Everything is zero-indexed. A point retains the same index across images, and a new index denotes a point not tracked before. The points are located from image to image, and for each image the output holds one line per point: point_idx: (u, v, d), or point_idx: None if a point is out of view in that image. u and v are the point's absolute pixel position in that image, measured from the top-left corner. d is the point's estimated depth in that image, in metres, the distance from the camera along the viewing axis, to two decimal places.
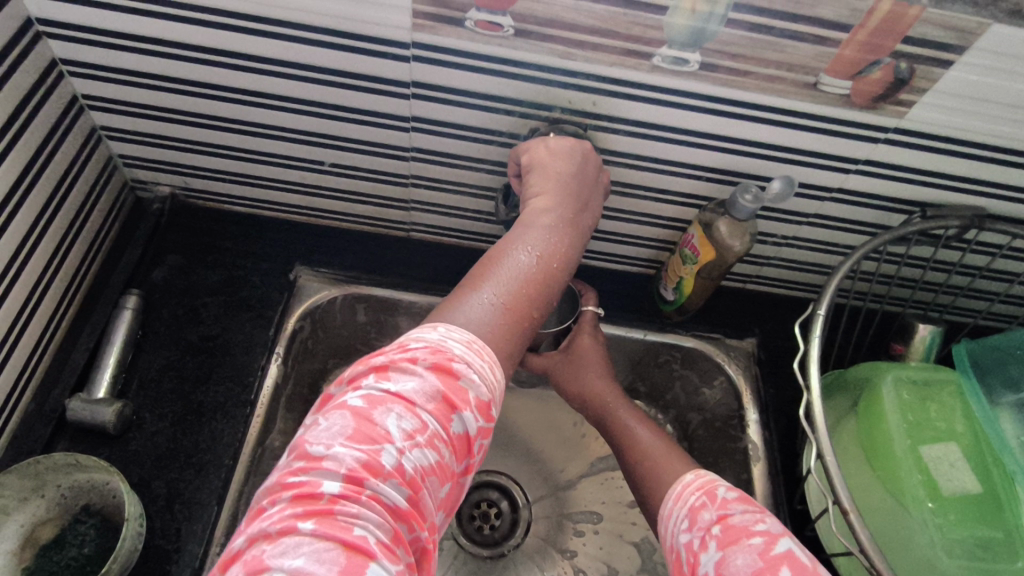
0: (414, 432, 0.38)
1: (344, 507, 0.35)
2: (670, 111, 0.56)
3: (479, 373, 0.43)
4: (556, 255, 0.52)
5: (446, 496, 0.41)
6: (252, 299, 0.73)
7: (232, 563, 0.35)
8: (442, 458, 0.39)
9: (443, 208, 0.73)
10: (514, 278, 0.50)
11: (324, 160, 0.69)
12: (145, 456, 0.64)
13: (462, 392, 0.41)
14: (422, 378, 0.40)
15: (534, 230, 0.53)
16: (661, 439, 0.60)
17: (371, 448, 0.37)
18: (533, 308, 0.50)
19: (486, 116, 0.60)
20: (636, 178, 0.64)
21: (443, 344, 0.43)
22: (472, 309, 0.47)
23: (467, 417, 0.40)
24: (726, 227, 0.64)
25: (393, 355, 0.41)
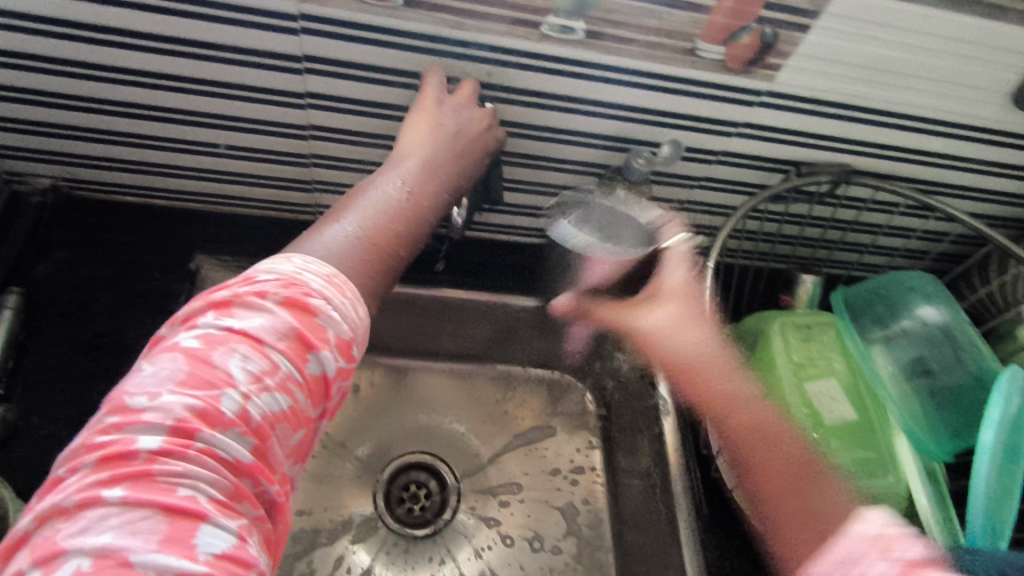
0: (262, 374, 0.36)
1: (164, 466, 0.32)
2: (563, 80, 0.58)
3: (340, 310, 0.41)
4: (425, 191, 0.53)
5: (298, 443, 0.39)
6: (149, 291, 0.70)
7: (19, 549, 0.30)
8: (296, 404, 0.38)
9: (348, 188, 0.72)
10: (378, 206, 0.50)
11: (219, 142, 0.67)
12: (32, 462, 0.60)
13: (319, 329, 0.39)
14: (273, 315, 0.38)
15: (404, 167, 0.53)
16: None
17: (207, 393, 0.34)
18: (395, 237, 0.50)
19: (383, 90, 0.60)
20: (537, 148, 0.66)
21: (297, 276, 0.40)
22: (328, 238, 0.46)
23: (325, 357, 0.39)
24: (624, 192, 0.67)
25: (238, 289, 0.39)
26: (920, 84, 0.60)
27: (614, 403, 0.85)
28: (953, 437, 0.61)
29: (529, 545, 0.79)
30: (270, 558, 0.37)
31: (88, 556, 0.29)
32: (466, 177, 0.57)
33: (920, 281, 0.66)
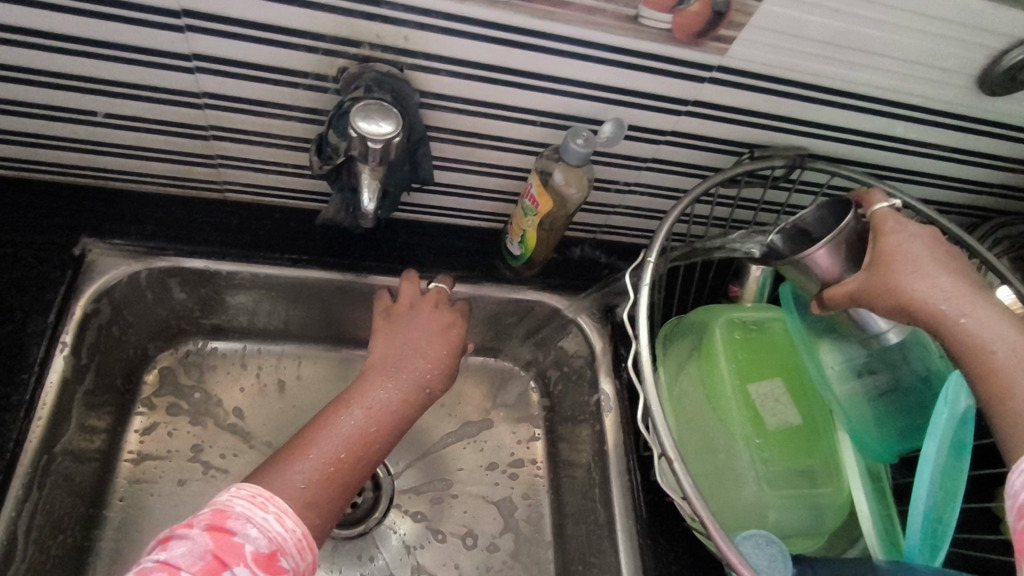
0: None
1: None
2: (493, 48, 0.51)
3: (259, 525, 0.48)
4: (384, 413, 0.59)
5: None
6: (24, 279, 0.61)
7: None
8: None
9: (258, 164, 0.64)
10: (338, 438, 0.57)
11: (99, 110, 0.57)
12: None
13: (234, 548, 0.46)
14: (195, 541, 0.46)
15: (368, 399, 0.60)
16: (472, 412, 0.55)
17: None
18: (355, 464, 0.56)
19: (284, 54, 0.52)
20: (467, 124, 0.59)
21: (227, 505, 0.49)
22: (288, 474, 0.53)
23: (240, 572, 0.45)
24: (562, 175, 0.61)
25: (174, 540, 0.46)
26: (882, 63, 0.55)
27: (558, 395, 0.80)
28: (897, 438, 0.58)
29: (465, 544, 0.75)
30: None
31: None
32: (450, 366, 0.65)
33: None
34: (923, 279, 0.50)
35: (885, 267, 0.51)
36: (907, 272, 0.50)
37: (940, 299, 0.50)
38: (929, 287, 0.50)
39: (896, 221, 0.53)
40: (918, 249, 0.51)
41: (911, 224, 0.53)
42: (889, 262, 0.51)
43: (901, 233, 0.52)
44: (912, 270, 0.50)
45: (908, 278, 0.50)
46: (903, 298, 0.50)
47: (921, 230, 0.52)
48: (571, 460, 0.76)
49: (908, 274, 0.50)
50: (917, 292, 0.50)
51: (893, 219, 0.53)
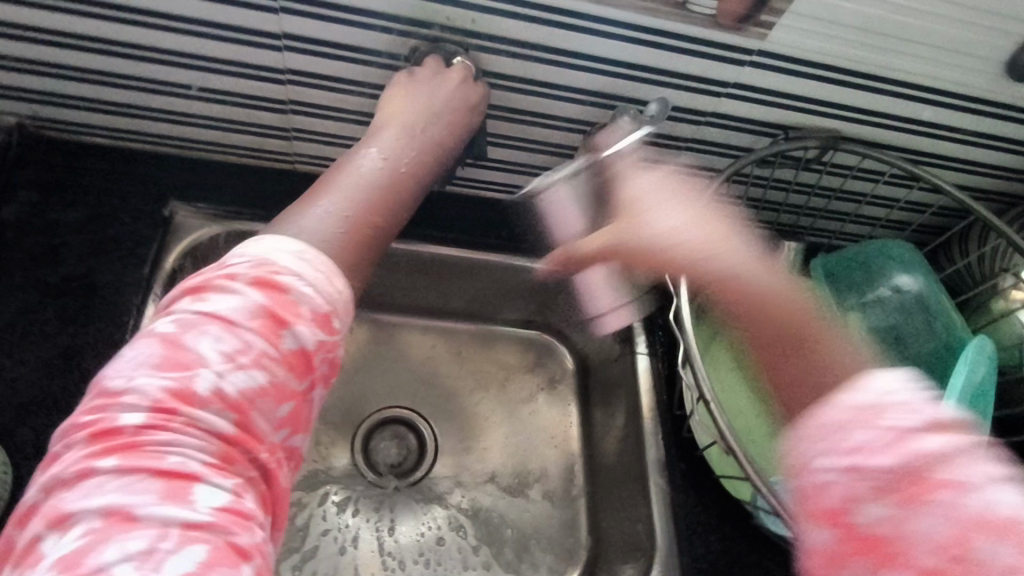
0: (235, 353, 0.38)
1: (152, 437, 0.35)
2: (550, 31, 0.57)
3: (313, 285, 0.42)
4: (365, 199, 0.52)
5: (294, 414, 0.40)
6: (120, 236, 0.67)
7: (30, 515, 0.34)
8: (275, 377, 0.39)
9: (329, 136, 0.70)
10: (357, 185, 0.52)
11: (193, 83, 0.63)
12: (7, 403, 0.58)
13: (291, 306, 0.40)
14: (244, 295, 0.39)
15: (345, 186, 0.52)
16: None
17: (183, 374, 0.37)
18: (373, 216, 0.51)
19: (363, 34, 0.58)
20: (522, 103, 0.65)
21: (266, 257, 0.42)
22: (311, 219, 0.48)
23: (300, 331, 0.40)
24: (609, 151, 0.66)
25: (210, 274, 0.41)
26: (911, 50, 0.59)
27: (593, 364, 0.85)
28: None
29: (506, 498, 0.80)
30: (276, 509, 0.40)
31: (88, 518, 0.33)
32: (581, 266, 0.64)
33: (898, 251, 0.67)
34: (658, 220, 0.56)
35: (625, 217, 0.58)
36: (659, 259, 0.57)
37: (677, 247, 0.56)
38: (667, 229, 0.56)
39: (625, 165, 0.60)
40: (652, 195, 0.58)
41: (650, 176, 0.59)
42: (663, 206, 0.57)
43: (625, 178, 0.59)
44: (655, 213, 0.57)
45: (651, 224, 0.56)
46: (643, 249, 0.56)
47: (657, 182, 0.59)
48: (606, 421, 0.81)
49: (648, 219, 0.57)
50: (652, 239, 0.56)
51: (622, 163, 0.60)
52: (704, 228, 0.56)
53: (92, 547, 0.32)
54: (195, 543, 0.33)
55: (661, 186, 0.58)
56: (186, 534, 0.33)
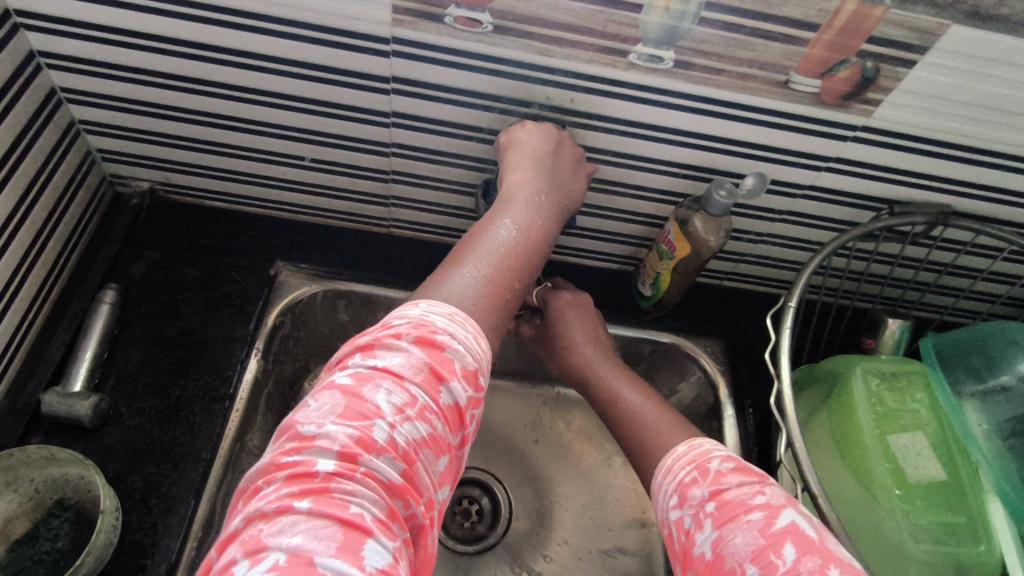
0: (404, 406, 0.40)
1: (340, 484, 0.36)
2: (646, 108, 0.58)
3: (464, 343, 0.44)
4: (501, 262, 0.52)
5: (444, 470, 0.42)
6: (232, 294, 0.71)
7: (230, 546, 0.35)
8: (435, 430, 0.41)
9: (425, 204, 0.73)
10: (496, 252, 0.53)
11: (306, 155, 0.67)
12: (121, 450, 0.61)
13: (448, 364, 0.42)
14: (408, 353, 0.42)
15: (485, 252, 0.53)
16: (651, 405, 0.58)
17: (363, 423, 0.38)
18: (516, 281, 0.53)
19: (466, 112, 0.60)
20: (614, 174, 0.66)
21: (426, 319, 0.44)
22: (456, 284, 0.50)
23: (456, 388, 0.42)
24: (702, 223, 0.65)
25: (378, 334, 0.43)
26: None
27: None
28: None
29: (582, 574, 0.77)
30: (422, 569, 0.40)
31: (284, 552, 0.33)
32: (599, 341, 0.65)
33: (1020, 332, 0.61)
34: (576, 343, 0.64)
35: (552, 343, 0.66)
36: (605, 349, 0.65)
37: (597, 365, 0.63)
38: (582, 351, 0.64)
39: (566, 299, 0.67)
40: (573, 320, 0.66)
41: (568, 302, 0.67)
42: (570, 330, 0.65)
43: (560, 305, 0.67)
44: (570, 336, 0.65)
45: (570, 343, 0.65)
46: (574, 366, 0.64)
47: (573, 307, 0.67)
48: None
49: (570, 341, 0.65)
50: (574, 355, 0.64)
51: (565, 300, 0.67)
52: (603, 348, 0.64)
53: None
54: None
55: (576, 307, 0.67)
56: None
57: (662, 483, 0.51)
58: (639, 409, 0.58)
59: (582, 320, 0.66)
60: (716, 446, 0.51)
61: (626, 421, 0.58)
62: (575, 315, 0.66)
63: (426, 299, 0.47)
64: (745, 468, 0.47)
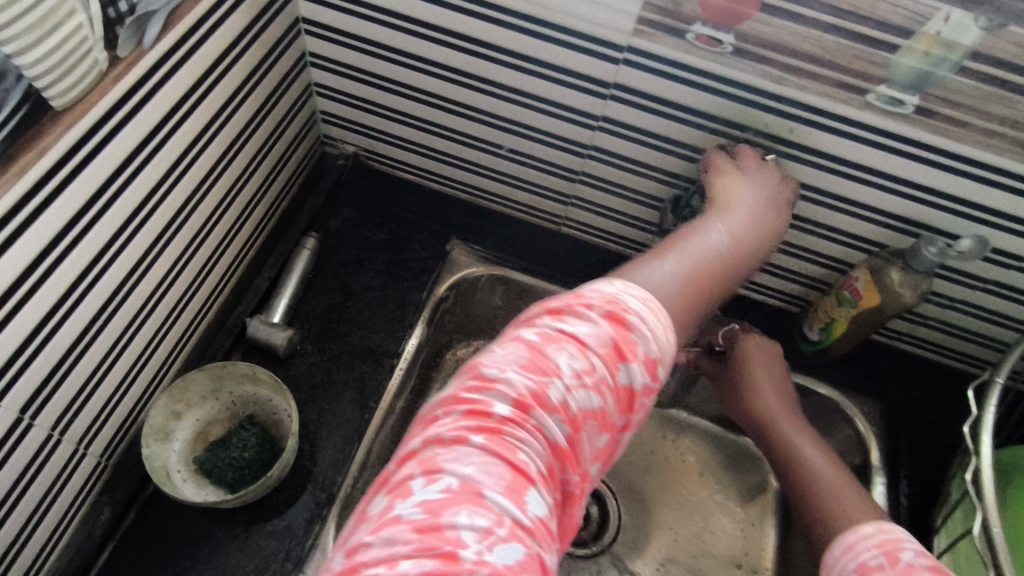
0: (583, 373, 0.40)
1: (513, 430, 0.38)
2: (867, 150, 0.56)
3: (653, 329, 0.43)
4: (704, 265, 0.52)
5: (604, 447, 0.42)
6: (411, 261, 0.76)
7: (407, 459, 0.38)
8: (606, 405, 0.41)
9: (605, 209, 0.74)
10: (701, 253, 0.53)
11: (505, 144, 0.71)
12: (303, 382, 0.67)
13: (632, 344, 0.42)
14: (596, 325, 0.42)
15: (686, 250, 0.53)
16: (839, 476, 0.57)
17: (542, 380, 0.40)
18: (711, 287, 0.52)
19: (676, 127, 0.61)
20: (810, 212, 0.64)
21: (618, 296, 0.44)
22: (655, 272, 0.49)
23: (635, 370, 0.41)
24: (899, 277, 0.62)
25: (570, 300, 0.44)
26: None
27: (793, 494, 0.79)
28: None
29: None
30: (565, 536, 0.41)
31: (457, 478, 0.36)
32: (784, 392, 0.64)
33: None
34: (760, 391, 0.64)
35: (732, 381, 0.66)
36: (789, 401, 0.64)
37: (781, 419, 0.62)
38: (766, 400, 0.64)
39: (757, 343, 0.66)
40: (760, 365, 0.65)
41: (759, 346, 0.66)
42: (755, 375, 0.65)
43: (750, 346, 0.66)
44: (754, 381, 0.64)
45: (754, 389, 0.64)
46: (754, 412, 0.64)
47: (762, 352, 0.66)
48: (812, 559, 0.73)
49: (754, 387, 0.64)
50: (757, 401, 0.64)
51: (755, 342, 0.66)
52: (789, 405, 0.64)
53: (451, 502, 0.35)
54: (522, 538, 0.35)
55: (765, 352, 0.66)
56: (514, 530, 0.35)
57: (840, 559, 0.48)
58: (818, 463, 0.59)
59: (769, 367, 0.65)
60: (909, 535, 0.47)
61: (800, 465, 0.59)
62: (762, 359, 0.66)
63: (624, 278, 0.48)
64: (943, 569, 0.43)
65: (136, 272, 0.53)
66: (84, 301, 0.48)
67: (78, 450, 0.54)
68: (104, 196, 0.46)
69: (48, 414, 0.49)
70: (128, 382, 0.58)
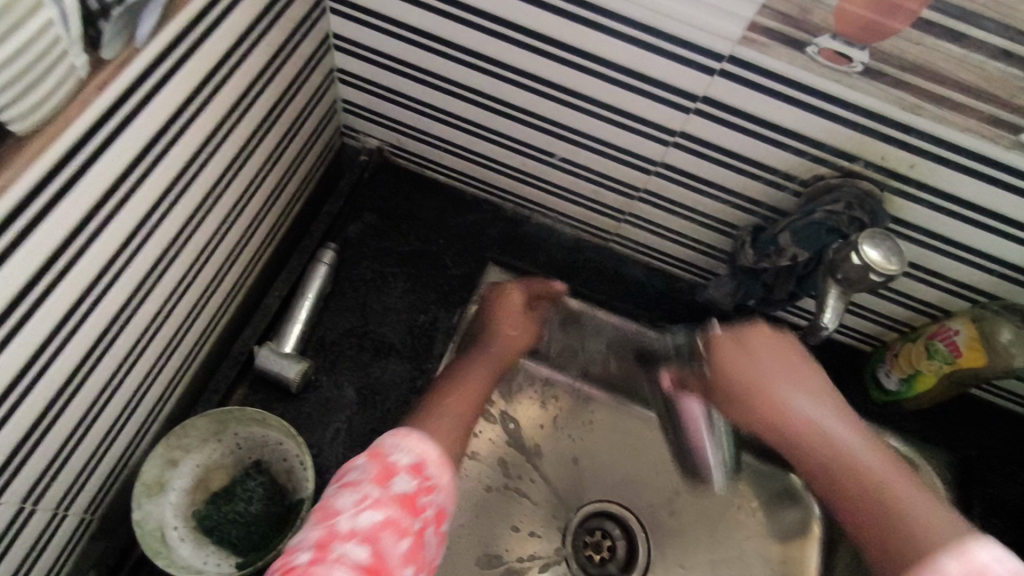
0: (359, 501, 0.39)
1: (316, 573, 0.36)
2: (1004, 196, 0.47)
3: (411, 443, 0.43)
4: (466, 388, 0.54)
5: (416, 551, 0.39)
6: (441, 278, 0.67)
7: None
8: (393, 517, 0.39)
9: (664, 229, 0.65)
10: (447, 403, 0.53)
11: (556, 153, 0.61)
12: (318, 421, 0.59)
13: (394, 466, 0.41)
14: (357, 464, 0.42)
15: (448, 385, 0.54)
16: (879, 460, 0.44)
17: (327, 523, 0.39)
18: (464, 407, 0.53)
19: (771, 151, 0.52)
20: (912, 253, 0.55)
21: (395, 432, 0.44)
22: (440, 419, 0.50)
23: (406, 480, 0.41)
24: (1012, 337, 0.54)
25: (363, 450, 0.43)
26: None
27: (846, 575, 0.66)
28: None
29: None
30: None
31: None
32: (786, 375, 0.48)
33: None
34: (789, 389, 0.47)
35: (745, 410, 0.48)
36: (818, 385, 0.48)
37: (824, 419, 0.46)
38: (796, 400, 0.47)
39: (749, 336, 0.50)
40: (770, 368, 0.48)
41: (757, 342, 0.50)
42: (799, 393, 0.47)
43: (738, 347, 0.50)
44: (789, 383, 0.47)
45: (788, 392, 0.47)
46: (787, 418, 0.46)
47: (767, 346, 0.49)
48: None
49: (788, 387, 0.47)
50: (789, 404, 0.47)
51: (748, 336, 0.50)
52: (823, 396, 0.47)
53: None
54: None
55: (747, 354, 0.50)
56: None
57: None
58: (937, 524, 0.40)
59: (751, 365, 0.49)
60: None
61: (896, 514, 0.41)
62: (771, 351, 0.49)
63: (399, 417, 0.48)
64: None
65: (127, 311, 0.44)
66: (61, 353, 0.39)
67: (58, 514, 0.46)
68: (86, 229, 0.37)
69: (18, 488, 0.40)
70: (118, 428, 0.49)
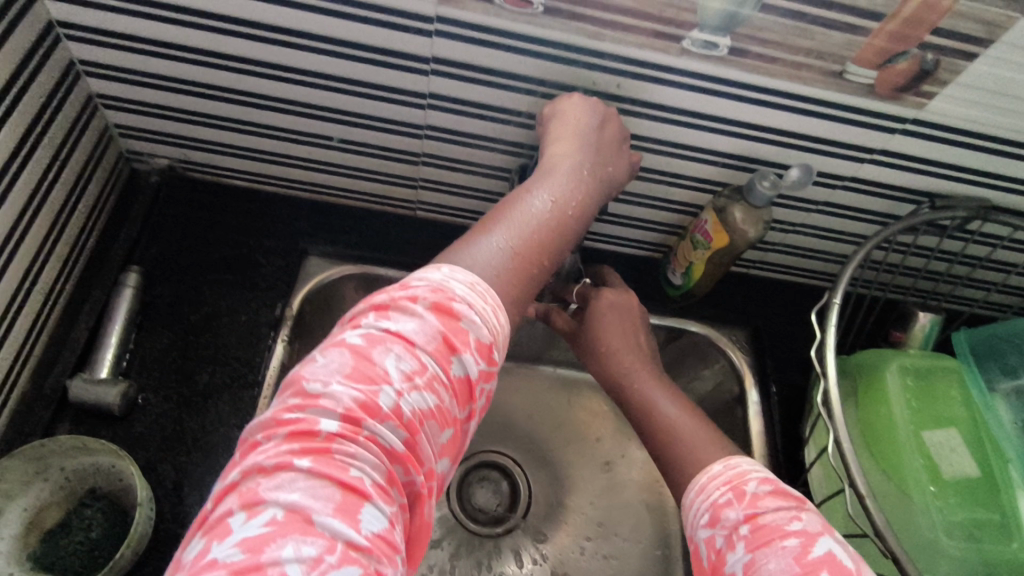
0: (413, 374, 0.37)
1: (342, 445, 0.34)
2: (698, 96, 0.56)
3: (482, 315, 0.41)
4: (529, 237, 0.48)
5: (448, 442, 0.39)
6: (258, 277, 0.69)
7: (228, 494, 0.34)
8: (443, 403, 0.38)
9: (455, 187, 0.71)
10: (527, 222, 0.49)
11: (334, 135, 0.65)
12: (151, 439, 0.60)
13: (463, 334, 0.39)
14: (422, 319, 0.39)
15: (514, 222, 0.49)
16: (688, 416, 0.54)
17: (368, 388, 0.36)
18: (544, 257, 0.49)
19: (508, 96, 0.58)
20: (653, 161, 0.64)
21: (445, 283, 0.41)
22: (479, 252, 0.46)
23: (468, 360, 0.39)
24: (741, 214, 0.64)
25: (394, 292, 0.40)
26: None
27: None
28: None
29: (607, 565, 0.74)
30: (414, 535, 0.38)
31: (282, 508, 0.32)
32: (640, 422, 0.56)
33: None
34: (623, 346, 0.60)
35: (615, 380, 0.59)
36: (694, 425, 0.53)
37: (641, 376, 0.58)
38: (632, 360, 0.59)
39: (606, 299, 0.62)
40: (620, 339, 0.60)
41: (603, 304, 0.62)
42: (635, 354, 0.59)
43: (601, 306, 0.62)
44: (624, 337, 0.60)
45: (622, 347, 0.59)
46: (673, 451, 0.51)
47: (609, 309, 0.62)
48: None
49: (625, 346, 0.59)
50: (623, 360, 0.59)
51: (602, 304, 0.62)
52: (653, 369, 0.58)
53: (279, 535, 0.31)
54: (356, 560, 0.31)
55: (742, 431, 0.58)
56: (348, 552, 0.31)
57: (694, 500, 0.46)
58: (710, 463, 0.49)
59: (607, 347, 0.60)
60: (754, 466, 0.46)
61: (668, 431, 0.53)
62: (613, 315, 0.61)
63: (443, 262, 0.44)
64: (783, 491, 0.43)
65: None
66: None
67: None
68: None
69: None
70: None
